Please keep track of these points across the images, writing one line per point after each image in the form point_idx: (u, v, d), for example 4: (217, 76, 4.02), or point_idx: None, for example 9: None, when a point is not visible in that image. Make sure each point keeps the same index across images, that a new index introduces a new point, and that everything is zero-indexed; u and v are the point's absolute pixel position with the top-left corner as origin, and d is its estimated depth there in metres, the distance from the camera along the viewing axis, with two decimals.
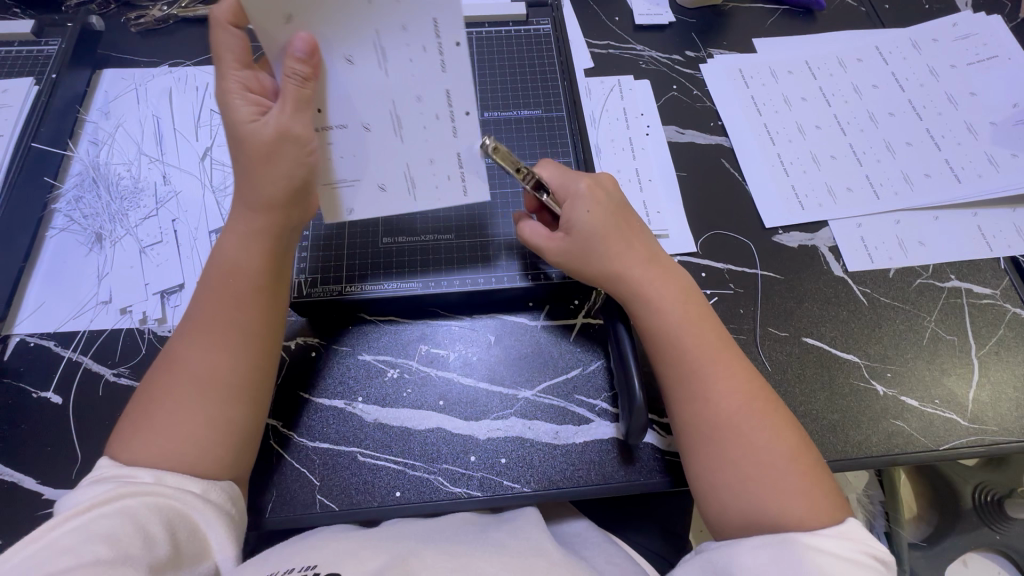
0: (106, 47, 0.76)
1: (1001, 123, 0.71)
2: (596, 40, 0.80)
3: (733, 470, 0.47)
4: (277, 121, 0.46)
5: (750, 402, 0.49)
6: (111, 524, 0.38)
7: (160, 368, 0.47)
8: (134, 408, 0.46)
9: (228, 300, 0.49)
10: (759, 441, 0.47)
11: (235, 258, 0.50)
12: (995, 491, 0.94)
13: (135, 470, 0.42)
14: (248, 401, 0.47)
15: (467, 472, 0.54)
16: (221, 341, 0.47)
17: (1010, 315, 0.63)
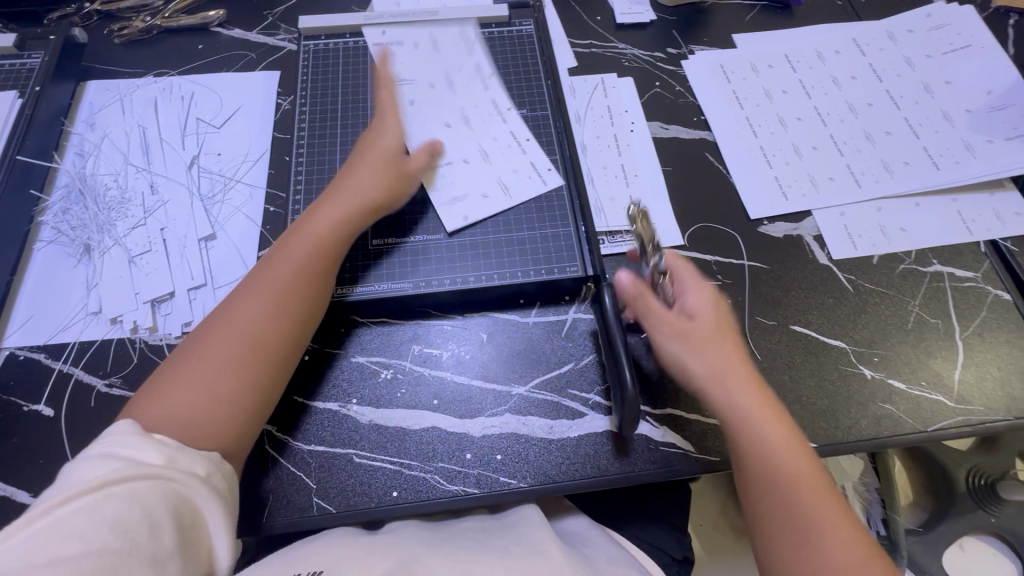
0: (90, 59, 0.76)
1: (976, 110, 0.73)
2: (579, 39, 0.81)
3: (790, 534, 0.48)
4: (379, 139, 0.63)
5: (810, 476, 0.49)
6: (120, 508, 0.39)
7: (203, 333, 0.53)
8: (172, 364, 0.51)
9: (270, 296, 0.53)
10: (813, 509, 0.48)
11: (291, 250, 0.56)
12: (987, 474, 0.96)
13: (142, 449, 0.42)
14: (263, 388, 0.51)
15: (463, 470, 0.54)
16: (255, 330, 0.52)
17: (992, 297, 0.64)
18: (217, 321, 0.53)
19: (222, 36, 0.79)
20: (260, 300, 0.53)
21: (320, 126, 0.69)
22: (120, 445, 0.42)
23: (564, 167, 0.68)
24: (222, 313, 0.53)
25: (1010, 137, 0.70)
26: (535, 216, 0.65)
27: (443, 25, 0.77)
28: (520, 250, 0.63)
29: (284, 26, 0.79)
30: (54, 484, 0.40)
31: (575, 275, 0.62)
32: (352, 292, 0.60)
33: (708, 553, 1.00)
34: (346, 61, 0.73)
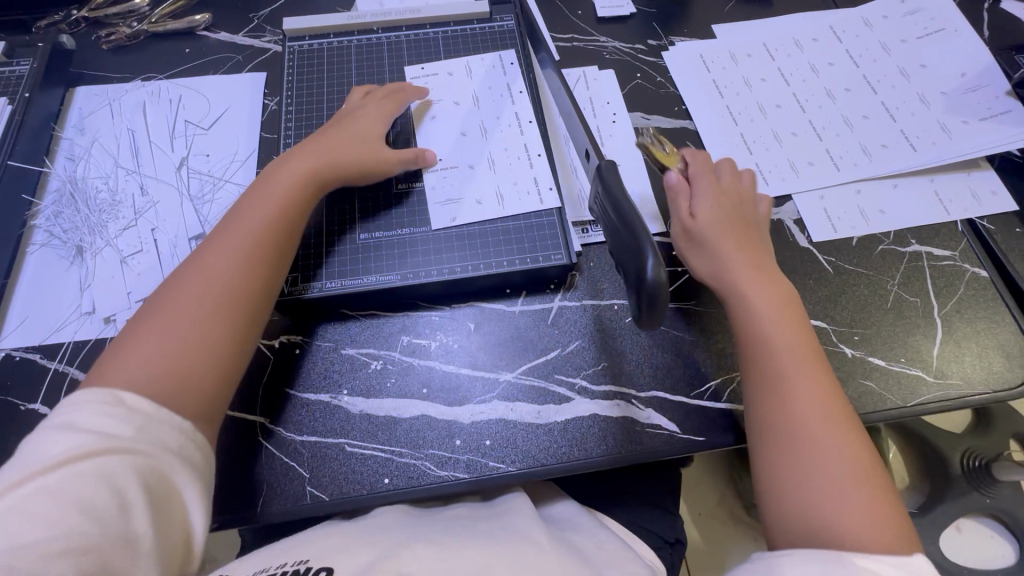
0: (78, 65, 0.77)
1: (951, 93, 0.74)
2: (560, 33, 0.82)
3: (807, 485, 0.48)
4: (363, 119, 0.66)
5: (813, 420, 0.50)
6: (86, 486, 0.39)
7: (159, 295, 0.51)
8: (128, 328, 0.50)
9: (233, 253, 0.53)
10: (829, 461, 0.48)
11: (254, 212, 0.56)
12: (982, 455, 0.99)
13: (105, 419, 0.42)
14: (233, 342, 0.50)
15: (453, 455, 0.56)
16: (220, 282, 0.51)
17: (970, 275, 0.66)
18: (178, 281, 0.52)
19: (209, 39, 0.80)
20: (225, 256, 0.53)
21: (306, 124, 0.70)
22: (77, 416, 0.42)
23: (547, 158, 0.69)
24: (183, 273, 0.53)
25: (984, 118, 0.72)
26: (519, 206, 0.66)
27: (426, 23, 0.78)
28: (505, 241, 0.64)
29: (269, 28, 0.80)
30: (15, 463, 0.40)
31: (559, 263, 0.63)
32: (309, 291, 0.61)
33: (708, 544, 1.01)
34: (330, 61, 0.74)
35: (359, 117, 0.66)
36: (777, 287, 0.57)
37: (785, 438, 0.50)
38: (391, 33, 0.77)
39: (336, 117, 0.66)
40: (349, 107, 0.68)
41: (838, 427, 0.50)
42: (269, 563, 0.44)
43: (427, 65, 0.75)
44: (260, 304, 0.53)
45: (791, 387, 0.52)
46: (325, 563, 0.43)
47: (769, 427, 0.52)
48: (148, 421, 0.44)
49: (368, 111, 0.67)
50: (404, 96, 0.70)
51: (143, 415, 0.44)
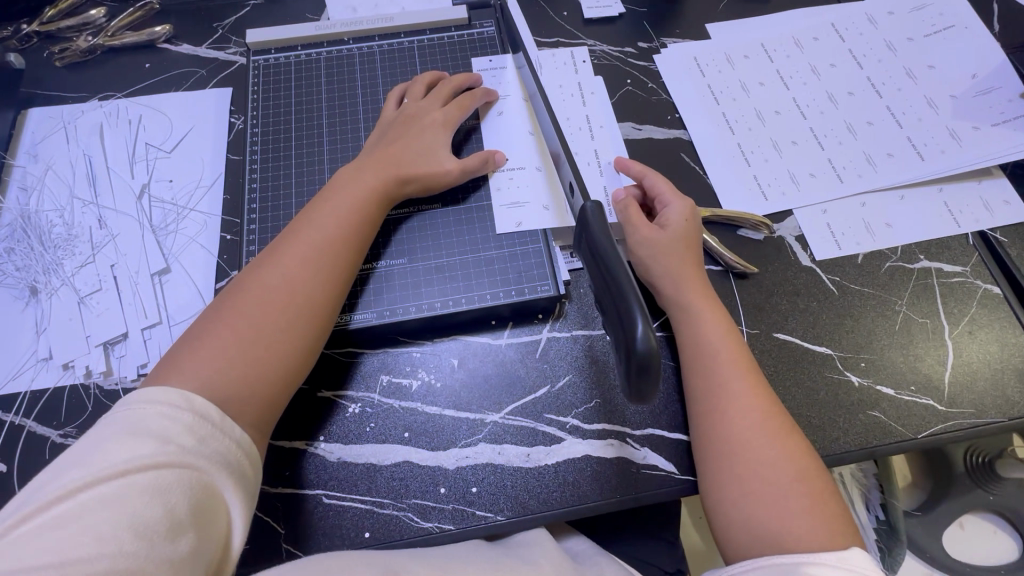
0: (30, 85, 0.72)
1: (960, 95, 0.70)
2: (545, 37, 0.76)
3: (743, 492, 0.48)
4: (427, 120, 0.63)
5: (754, 426, 0.50)
6: (141, 501, 0.38)
7: (230, 291, 0.51)
8: (199, 321, 0.50)
9: (310, 258, 0.52)
10: (761, 464, 0.48)
11: (327, 215, 0.55)
12: (987, 452, 0.93)
13: (168, 425, 0.41)
14: (296, 351, 0.50)
15: (437, 505, 0.52)
16: (293, 287, 0.51)
17: (982, 292, 0.62)
18: (248, 277, 0.51)
19: (170, 52, 0.74)
20: (297, 258, 0.52)
21: (274, 146, 0.66)
22: (144, 418, 0.41)
23: (533, 178, 0.64)
24: (255, 269, 0.52)
25: (996, 122, 0.68)
26: (503, 232, 0.62)
27: (401, 31, 0.73)
28: (488, 270, 0.60)
29: (234, 39, 0.75)
30: (79, 461, 0.39)
31: (547, 293, 0.59)
32: (353, 319, 0.57)
33: (708, 546, 0.98)
34: (298, 76, 0.70)
35: (430, 118, 0.63)
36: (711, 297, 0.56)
37: (719, 444, 0.50)
38: (364, 43, 0.72)
39: (403, 113, 0.64)
40: (413, 106, 0.64)
41: (770, 432, 0.49)
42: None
43: (402, 77, 0.70)
44: (326, 314, 0.52)
45: (716, 401, 0.51)
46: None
47: (702, 435, 0.51)
48: (211, 435, 0.43)
49: (441, 109, 0.64)
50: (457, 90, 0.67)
51: (206, 427, 0.43)
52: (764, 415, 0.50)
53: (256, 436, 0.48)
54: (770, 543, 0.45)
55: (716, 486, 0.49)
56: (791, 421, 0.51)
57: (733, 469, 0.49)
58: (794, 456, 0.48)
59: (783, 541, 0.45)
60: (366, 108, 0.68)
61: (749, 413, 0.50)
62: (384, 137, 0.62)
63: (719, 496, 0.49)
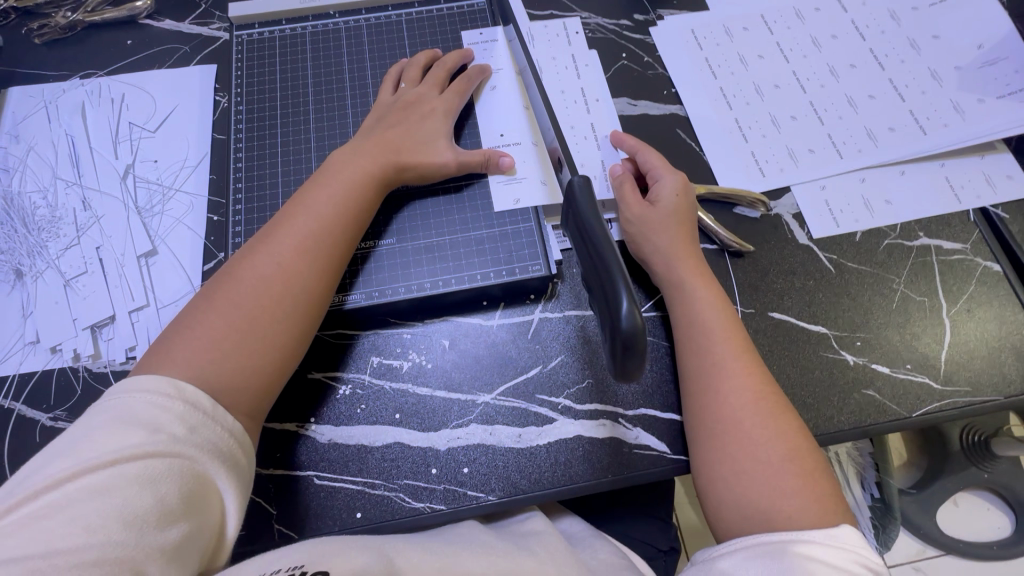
0: (9, 64, 0.70)
1: (965, 67, 0.68)
2: (537, 9, 0.74)
3: (733, 472, 0.47)
4: (421, 105, 0.61)
5: (749, 409, 0.49)
6: (131, 491, 0.37)
7: (220, 279, 0.50)
8: (189, 310, 0.49)
9: (305, 245, 0.51)
10: (752, 444, 0.48)
11: (318, 200, 0.53)
12: (983, 431, 0.93)
13: (159, 415, 0.41)
14: (292, 340, 0.49)
15: (428, 485, 0.52)
16: (288, 274, 0.50)
17: (981, 269, 0.61)
18: (241, 264, 0.50)
19: (152, 28, 0.72)
20: (292, 244, 0.51)
21: (259, 125, 0.64)
22: (134, 407, 0.41)
23: (525, 155, 0.63)
24: (248, 255, 0.51)
25: (1001, 95, 0.66)
26: (494, 212, 0.61)
27: (388, 4, 0.71)
28: (479, 250, 0.59)
29: (217, 13, 0.73)
30: (67, 450, 0.39)
31: (539, 273, 0.58)
32: (348, 300, 0.57)
33: (703, 524, 0.99)
34: (283, 51, 0.68)
35: (430, 105, 0.62)
36: (706, 277, 0.55)
37: (711, 424, 0.49)
38: (350, 17, 0.70)
39: (400, 98, 0.62)
40: (409, 91, 0.62)
41: (762, 412, 0.49)
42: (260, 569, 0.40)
43: (390, 53, 0.68)
44: (321, 302, 0.51)
45: (708, 382, 0.51)
46: (320, 567, 0.40)
47: (694, 415, 0.51)
48: (203, 424, 0.42)
49: (441, 95, 0.63)
50: (452, 68, 0.65)
51: (198, 416, 0.43)
52: (756, 395, 0.50)
53: (251, 424, 0.47)
54: (759, 522, 0.45)
55: (706, 465, 0.49)
56: (784, 400, 0.50)
57: (723, 449, 0.48)
58: (786, 436, 0.48)
59: (773, 520, 0.45)
60: (352, 85, 0.66)
61: (741, 393, 0.50)
62: (380, 120, 0.60)
63: (709, 476, 0.49)
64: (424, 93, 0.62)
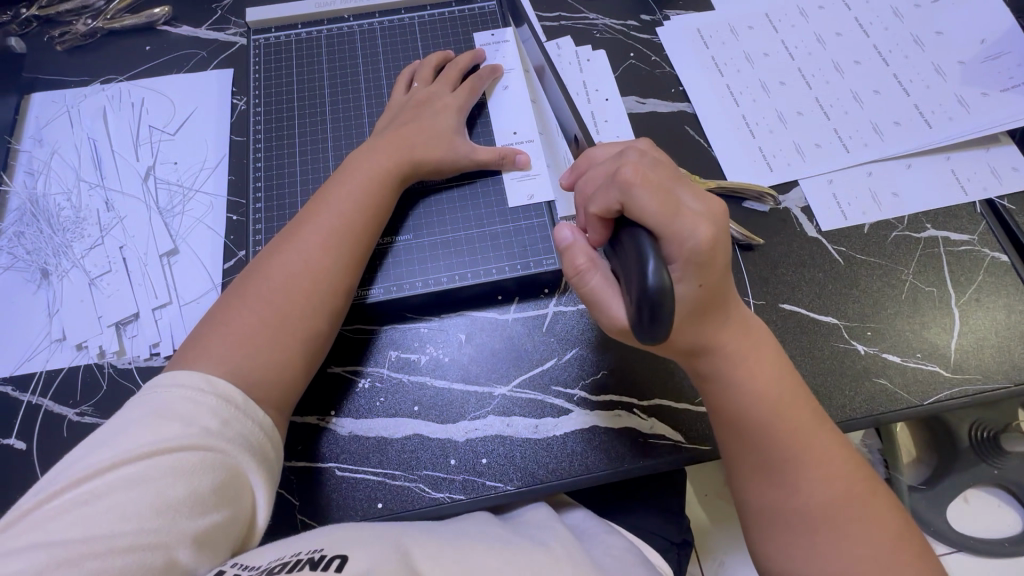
0: (31, 70, 0.72)
1: (968, 61, 0.69)
2: (546, 11, 0.75)
3: (806, 517, 0.44)
4: (435, 105, 0.63)
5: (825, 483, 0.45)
6: (165, 481, 0.38)
7: (246, 278, 0.51)
8: (218, 308, 0.50)
9: (330, 241, 0.52)
10: (824, 487, 0.44)
11: (340, 201, 0.55)
12: (990, 427, 0.94)
13: (192, 408, 0.42)
14: (318, 335, 0.51)
15: (447, 475, 0.53)
16: (313, 271, 0.51)
17: (989, 260, 0.62)
18: (268, 261, 0.52)
19: (170, 34, 0.74)
20: (316, 241, 0.52)
21: (277, 127, 0.66)
22: (170, 400, 0.42)
23: (537, 152, 0.64)
24: (274, 253, 0.52)
25: (1004, 88, 0.67)
26: (508, 208, 0.62)
27: (401, 8, 0.72)
28: (493, 245, 0.61)
29: (234, 19, 0.74)
30: (105, 441, 0.40)
31: (553, 267, 0.59)
32: (366, 294, 0.58)
33: (713, 522, 0.99)
34: (298, 54, 0.69)
35: (443, 103, 0.63)
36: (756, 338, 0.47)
37: (776, 463, 0.45)
38: (364, 20, 0.71)
39: (414, 98, 0.63)
40: (422, 91, 0.64)
41: (825, 448, 0.46)
42: (282, 551, 0.41)
43: (403, 55, 0.70)
44: (346, 297, 0.53)
45: (767, 415, 0.46)
46: (339, 551, 0.41)
47: (749, 451, 0.46)
48: (235, 418, 0.44)
49: (453, 93, 0.64)
50: (466, 67, 0.66)
51: (231, 411, 0.44)
52: (816, 435, 0.46)
53: (280, 419, 0.49)
54: (840, 569, 0.43)
55: (766, 507, 0.46)
56: (834, 428, 0.48)
57: (794, 493, 0.45)
58: (850, 468, 0.46)
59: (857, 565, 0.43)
60: (367, 86, 0.68)
61: (801, 426, 0.46)
62: (395, 120, 0.62)
63: (772, 518, 0.45)
64: (436, 93, 0.64)
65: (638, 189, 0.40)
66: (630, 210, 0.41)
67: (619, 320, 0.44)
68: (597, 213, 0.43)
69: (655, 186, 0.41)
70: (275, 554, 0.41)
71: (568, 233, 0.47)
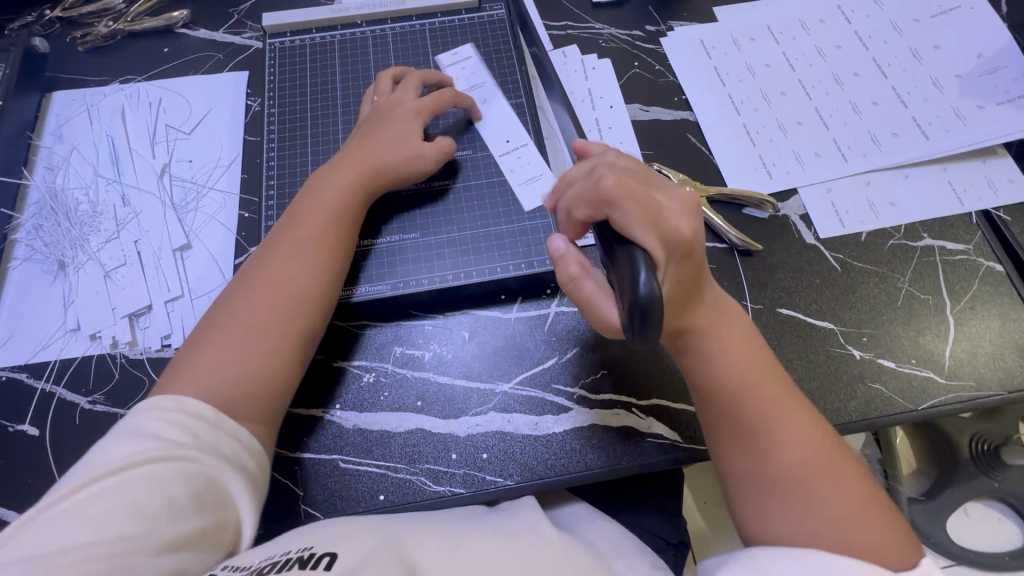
0: (53, 69, 0.74)
1: (965, 75, 0.71)
2: (553, 21, 0.77)
3: (773, 479, 0.46)
4: (397, 116, 0.63)
5: (798, 447, 0.47)
6: (138, 492, 0.40)
7: (219, 306, 0.53)
8: (194, 338, 0.52)
9: (296, 259, 0.54)
10: (795, 451, 0.46)
11: (308, 222, 0.56)
12: (991, 440, 0.94)
13: (160, 424, 0.44)
14: (299, 347, 0.52)
15: (448, 470, 0.54)
16: (281, 288, 0.53)
17: (984, 269, 0.63)
18: (241, 288, 0.53)
19: (188, 37, 0.76)
20: (280, 260, 0.54)
21: (290, 127, 0.68)
22: (143, 420, 0.44)
23: (542, 156, 0.66)
24: (245, 280, 0.53)
25: (1000, 102, 0.68)
26: (512, 210, 0.64)
27: (412, 15, 0.75)
28: (498, 246, 0.62)
29: (250, 23, 0.77)
30: (84, 464, 0.42)
31: None
32: (375, 291, 0.60)
33: (712, 529, 0.99)
34: (312, 58, 0.71)
35: (403, 109, 0.63)
36: (732, 324, 0.51)
37: (749, 431, 0.48)
38: (376, 26, 0.74)
39: (375, 110, 0.64)
40: (382, 103, 0.64)
41: (794, 416, 0.48)
42: (273, 551, 0.42)
43: (413, 60, 0.72)
44: (323, 310, 0.54)
45: (738, 382, 0.48)
46: (329, 549, 0.42)
47: (725, 420, 0.49)
48: (205, 430, 0.45)
49: (413, 98, 0.64)
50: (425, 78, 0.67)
51: (200, 423, 0.45)
52: (784, 399, 0.48)
53: (264, 431, 0.49)
54: (812, 531, 0.44)
55: (744, 471, 0.48)
56: (804, 399, 0.50)
57: (760, 458, 0.47)
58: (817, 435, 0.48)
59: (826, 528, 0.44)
60: None
61: (770, 393, 0.48)
62: (357, 133, 0.62)
63: (745, 481, 0.47)
64: (394, 105, 0.64)
65: (618, 196, 0.44)
66: (614, 220, 0.44)
67: (610, 322, 0.46)
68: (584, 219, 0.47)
69: (629, 192, 0.44)
70: (268, 552, 0.43)
71: (560, 245, 0.49)
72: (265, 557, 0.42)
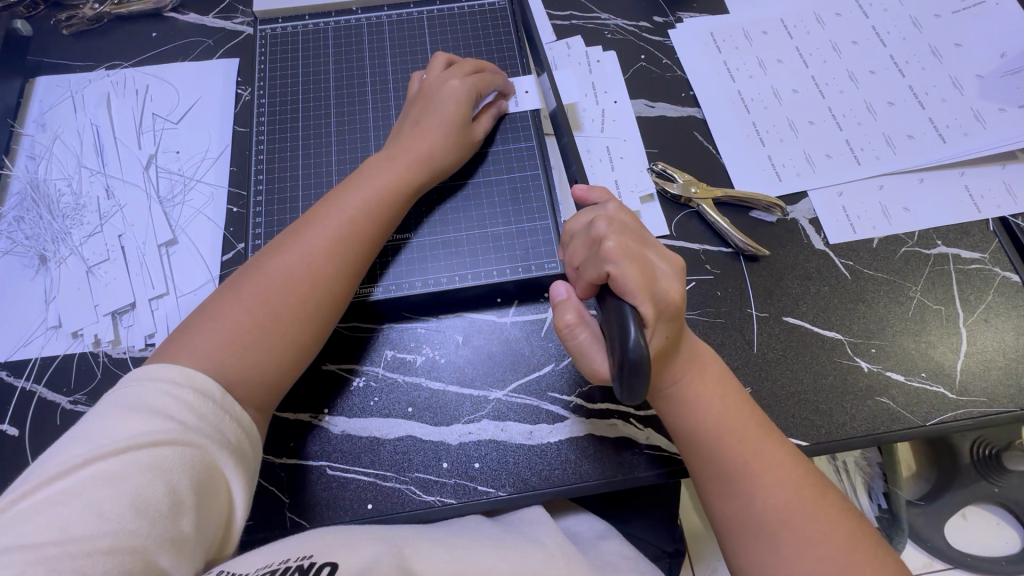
0: (36, 54, 0.71)
1: (987, 75, 0.68)
2: (557, 11, 0.74)
3: (759, 523, 0.45)
4: (442, 99, 0.59)
5: (781, 487, 0.46)
6: (143, 479, 0.37)
7: (242, 276, 0.50)
8: (210, 306, 0.49)
9: (335, 248, 0.51)
10: (779, 494, 0.45)
11: (354, 210, 0.53)
12: (994, 445, 0.90)
13: (169, 402, 0.41)
14: (311, 341, 0.50)
15: (439, 479, 0.53)
16: (314, 276, 0.50)
17: (999, 280, 0.60)
18: (270, 261, 0.50)
19: (176, 21, 0.73)
20: (321, 245, 0.51)
21: (280, 118, 0.65)
22: (147, 395, 0.41)
23: (542, 153, 0.64)
24: (275, 254, 0.51)
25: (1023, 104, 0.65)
26: (510, 209, 0.61)
27: (410, 2, 0.71)
28: (495, 247, 0.60)
29: (241, 8, 0.74)
30: (80, 437, 0.39)
31: (553, 271, 0.58)
32: (366, 292, 0.58)
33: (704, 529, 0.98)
34: (305, 46, 0.68)
35: (450, 93, 0.59)
36: (706, 368, 0.50)
37: (730, 474, 0.47)
38: (372, 13, 0.71)
39: (421, 91, 0.61)
40: (432, 82, 0.61)
41: (776, 456, 0.47)
42: (271, 558, 0.40)
43: (410, 50, 0.69)
44: (341, 301, 0.52)
45: (713, 425, 0.48)
46: (330, 558, 0.39)
47: (704, 466, 0.48)
48: (212, 412, 0.42)
49: (463, 78, 0.60)
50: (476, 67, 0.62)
51: (208, 405, 0.43)
52: (761, 438, 0.47)
53: (260, 419, 0.48)
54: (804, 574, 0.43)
55: (733, 517, 0.46)
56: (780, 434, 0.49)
57: (745, 501, 0.46)
58: (799, 472, 0.47)
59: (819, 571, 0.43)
60: (373, 80, 0.67)
61: (748, 434, 0.48)
62: (407, 117, 0.60)
63: (735, 527, 0.46)
64: (435, 90, 0.60)
65: (619, 258, 0.44)
66: (615, 281, 0.43)
67: (601, 373, 0.46)
68: (589, 278, 0.46)
69: (630, 254, 0.44)
70: (264, 560, 0.40)
71: (562, 292, 0.49)
72: (262, 566, 0.39)
